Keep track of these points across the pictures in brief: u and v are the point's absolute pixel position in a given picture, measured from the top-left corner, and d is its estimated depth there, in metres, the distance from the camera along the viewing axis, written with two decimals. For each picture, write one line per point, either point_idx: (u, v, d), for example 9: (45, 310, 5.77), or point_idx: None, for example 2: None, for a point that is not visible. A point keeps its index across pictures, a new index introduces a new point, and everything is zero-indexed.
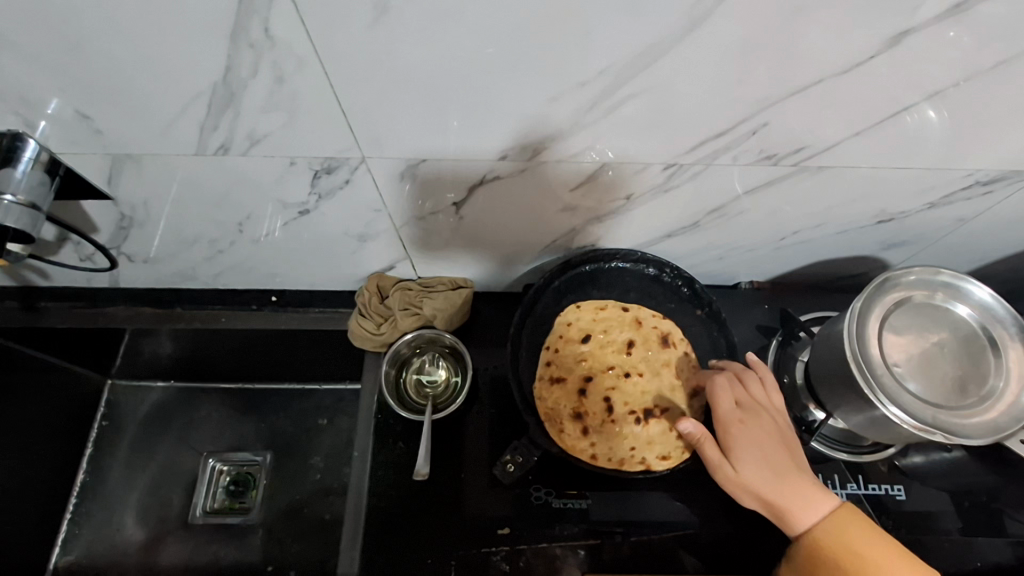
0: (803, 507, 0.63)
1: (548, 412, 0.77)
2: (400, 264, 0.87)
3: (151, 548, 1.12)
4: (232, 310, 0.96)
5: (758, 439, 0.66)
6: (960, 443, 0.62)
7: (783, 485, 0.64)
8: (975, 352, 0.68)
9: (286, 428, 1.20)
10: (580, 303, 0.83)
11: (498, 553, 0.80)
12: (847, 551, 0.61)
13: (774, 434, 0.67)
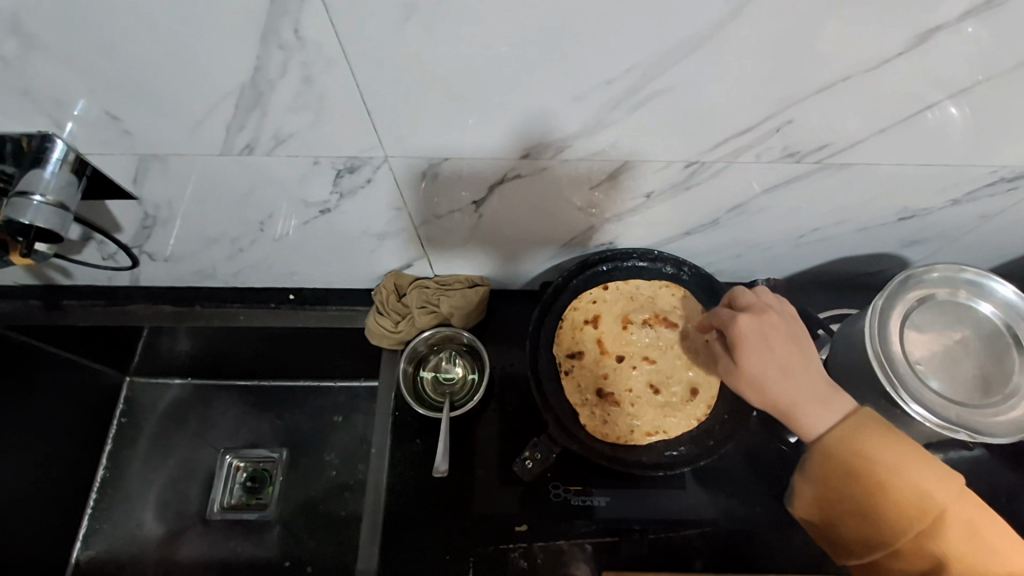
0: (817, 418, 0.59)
1: (562, 349, 0.76)
2: (417, 262, 0.87)
3: (171, 542, 1.13)
4: (251, 308, 0.97)
5: (769, 337, 0.61)
6: (984, 441, 0.62)
7: (810, 411, 0.59)
8: (998, 351, 0.68)
9: (302, 424, 1.21)
10: (641, 284, 0.79)
11: (516, 550, 0.82)
12: (865, 462, 0.56)
13: (788, 338, 0.61)
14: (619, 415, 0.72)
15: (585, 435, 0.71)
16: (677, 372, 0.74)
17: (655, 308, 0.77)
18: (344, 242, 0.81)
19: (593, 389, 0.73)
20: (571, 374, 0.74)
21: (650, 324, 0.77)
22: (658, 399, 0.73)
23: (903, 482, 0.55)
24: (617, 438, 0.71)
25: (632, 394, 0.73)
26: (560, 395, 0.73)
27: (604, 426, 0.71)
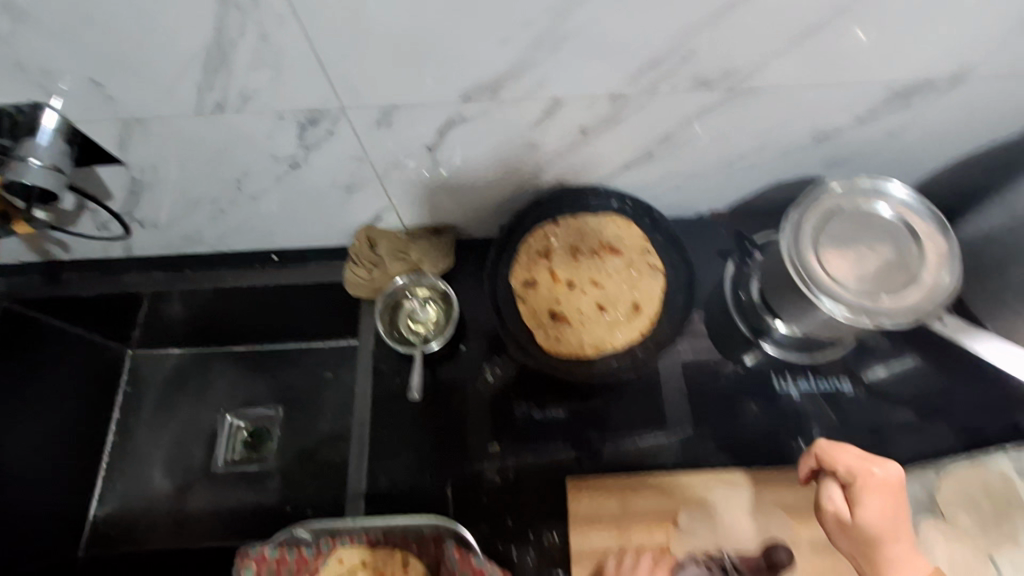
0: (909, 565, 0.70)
1: (519, 279, 0.84)
2: (386, 214, 0.95)
3: (180, 495, 1.23)
4: (236, 270, 1.05)
5: (885, 494, 0.72)
6: (885, 327, 0.69)
7: None
8: (907, 250, 0.74)
9: (295, 383, 1.30)
10: (589, 219, 0.87)
11: (490, 468, 0.91)
12: None
13: (893, 511, 0.71)
14: (570, 334, 0.80)
15: (540, 352, 0.80)
16: (621, 294, 0.82)
17: (601, 239, 0.85)
18: (314, 195, 0.88)
19: (547, 313, 0.81)
20: (527, 301, 0.82)
21: (597, 253, 0.84)
22: (604, 319, 0.81)
23: None
24: (568, 353, 0.79)
25: (581, 315, 0.81)
26: (518, 319, 0.82)
27: (557, 344, 0.80)
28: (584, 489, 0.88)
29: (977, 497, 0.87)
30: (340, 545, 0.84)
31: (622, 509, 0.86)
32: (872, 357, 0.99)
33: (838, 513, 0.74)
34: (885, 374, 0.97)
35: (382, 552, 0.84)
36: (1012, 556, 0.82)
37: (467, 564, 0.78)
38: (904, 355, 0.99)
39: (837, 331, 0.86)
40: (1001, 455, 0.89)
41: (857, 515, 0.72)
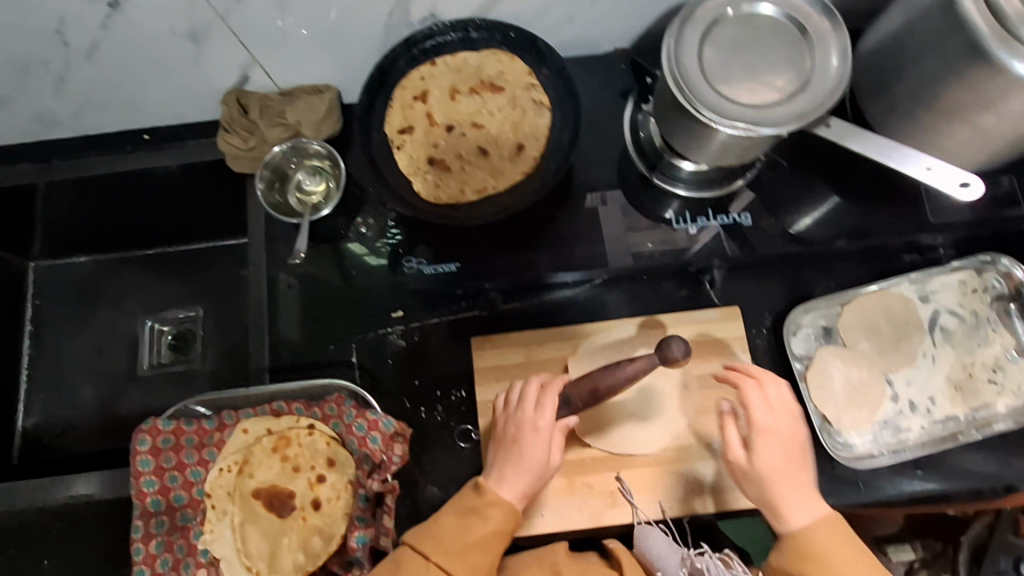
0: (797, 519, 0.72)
1: (395, 125, 0.78)
2: (252, 72, 0.87)
3: (107, 402, 1.20)
4: (107, 155, 0.99)
5: (789, 476, 0.72)
6: (762, 132, 0.65)
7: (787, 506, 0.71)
8: (798, 51, 0.68)
9: (213, 284, 1.24)
10: (468, 55, 0.79)
11: (394, 332, 0.90)
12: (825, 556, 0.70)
13: (795, 444, 0.73)
14: (450, 179, 0.76)
15: (418, 200, 0.75)
16: (504, 134, 0.77)
17: (482, 77, 0.79)
18: (154, 45, 0.79)
19: (424, 158, 0.77)
20: (403, 147, 0.77)
21: (476, 91, 0.79)
22: (484, 161, 0.77)
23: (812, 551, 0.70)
24: (447, 199, 0.75)
25: (461, 161, 0.77)
26: (395, 169, 0.77)
27: (436, 191, 0.75)
28: (488, 342, 0.87)
29: (877, 321, 0.88)
30: (244, 417, 0.84)
31: (527, 358, 0.87)
32: (800, 205, 0.90)
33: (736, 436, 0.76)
34: (811, 223, 0.90)
35: (287, 420, 0.84)
36: (906, 372, 0.87)
37: (363, 418, 0.80)
38: (827, 197, 0.91)
39: (745, 156, 0.76)
40: (902, 278, 0.89)
41: (753, 452, 0.73)
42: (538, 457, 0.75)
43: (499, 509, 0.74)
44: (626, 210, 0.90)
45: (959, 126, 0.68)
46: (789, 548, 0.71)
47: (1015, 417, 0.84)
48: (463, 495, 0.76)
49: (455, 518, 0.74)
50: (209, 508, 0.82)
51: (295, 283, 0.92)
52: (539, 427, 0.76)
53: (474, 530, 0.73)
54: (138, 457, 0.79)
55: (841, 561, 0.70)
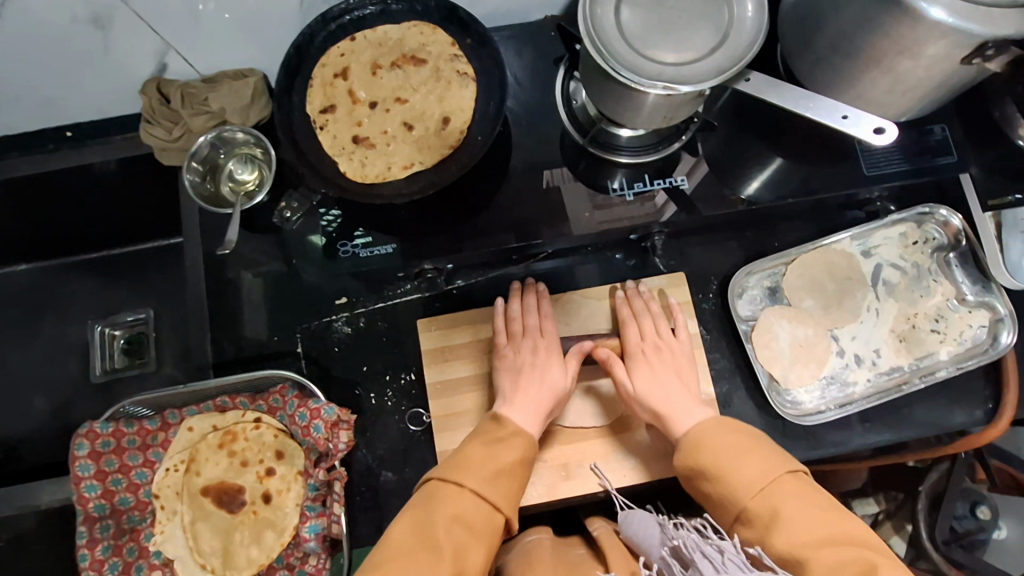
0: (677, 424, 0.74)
1: (319, 106, 0.77)
2: (169, 58, 0.85)
3: (60, 412, 1.16)
4: (29, 155, 0.96)
5: (660, 378, 0.78)
6: (682, 90, 0.64)
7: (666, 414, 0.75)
8: (714, 7, 0.67)
9: (161, 284, 1.20)
10: (388, 29, 0.78)
11: (340, 319, 0.89)
12: (711, 462, 0.67)
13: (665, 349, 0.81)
14: (377, 159, 0.75)
15: (346, 180, 0.75)
16: (429, 107, 0.77)
17: (403, 50, 0.78)
18: (56, 36, 0.77)
19: (350, 140, 0.76)
20: (327, 128, 0.76)
21: (399, 66, 0.78)
22: (411, 137, 0.76)
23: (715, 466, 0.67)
24: (375, 177, 0.75)
25: (387, 139, 0.76)
26: (319, 150, 0.76)
27: (363, 172, 0.75)
28: (435, 324, 0.87)
29: (820, 278, 0.89)
30: (188, 415, 0.83)
31: (476, 336, 0.87)
32: (748, 166, 0.86)
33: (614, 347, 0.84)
34: (758, 185, 0.86)
35: (232, 414, 0.83)
36: (851, 328, 0.88)
37: (305, 407, 0.78)
38: (771, 158, 0.87)
39: (676, 116, 0.74)
40: (844, 234, 0.90)
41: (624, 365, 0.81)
42: (554, 376, 0.78)
43: (521, 438, 0.71)
44: (585, 189, 0.85)
45: (881, 73, 0.68)
46: (682, 449, 0.70)
47: (957, 364, 0.85)
48: (479, 427, 0.74)
49: (478, 445, 0.70)
50: (158, 508, 0.81)
51: (241, 273, 0.90)
52: (543, 352, 0.80)
53: (501, 454, 0.68)
54: (76, 462, 0.76)
55: (728, 456, 0.66)
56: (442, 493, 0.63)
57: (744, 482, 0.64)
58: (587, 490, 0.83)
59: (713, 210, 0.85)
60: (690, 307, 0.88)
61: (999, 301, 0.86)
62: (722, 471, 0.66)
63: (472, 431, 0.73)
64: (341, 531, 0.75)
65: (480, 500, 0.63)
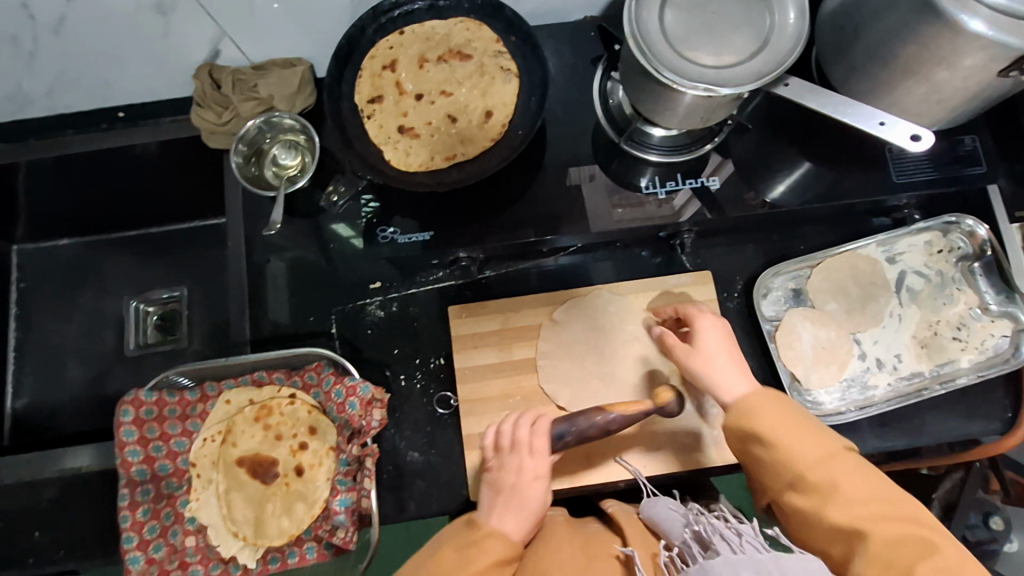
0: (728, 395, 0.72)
1: (367, 96, 0.80)
2: (222, 45, 0.88)
3: (96, 382, 1.20)
4: (82, 133, 1.00)
5: (709, 361, 0.75)
6: (722, 93, 0.66)
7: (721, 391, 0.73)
8: (755, 14, 0.70)
9: (196, 263, 1.24)
10: (436, 24, 0.82)
11: (373, 302, 0.93)
12: (773, 440, 0.67)
13: (727, 338, 0.78)
14: (421, 149, 0.78)
15: (390, 167, 0.77)
16: (472, 101, 0.80)
17: (449, 45, 0.81)
18: (120, 20, 0.81)
19: (397, 130, 0.79)
20: (374, 118, 0.79)
21: (445, 61, 0.81)
22: (455, 130, 0.79)
23: (778, 453, 0.66)
24: (418, 165, 0.78)
25: (432, 131, 0.79)
26: (365, 138, 0.79)
27: (408, 161, 0.78)
28: (466, 311, 0.90)
29: (844, 282, 0.90)
30: (226, 388, 0.86)
31: (504, 324, 0.90)
32: (777, 169, 0.88)
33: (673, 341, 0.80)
34: (783, 189, 0.88)
35: (268, 389, 0.86)
36: (873, 332, 0.89)
37: (341, 384, 0.82)
38: (799, 162, 0.88)
39: (712, 118, 0.76)
40: (869, 240, 0.92)
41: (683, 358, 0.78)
42: (537, 497, 0.73)
43: (497, 539, 0.68)
44: (607, 182, 0.88)
45: (916, 82, 0.70)
46: (730, 415, 0.71)
47: (978, 372, 0.87)
48: (453, 534, 0.70)
49: (451, 551, 0.67)
50: (194, 477, 0.84)
51: (267, 259, 0.94)
52: (528, 470, 0.74)
53: (479, 557, 0.66)
54: (121, 427, 0.79)
55: (784, 419, 0.68)
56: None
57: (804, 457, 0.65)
58: (609, 479, 0.85)
59: (742, 211, 0.87)
60: (715, 305, 0.90)
61: (1021, 311, 0.87)
62: (777, 433, 0.67)
63: (449, 531, 0.71)
64: (371, 505, 0.79)
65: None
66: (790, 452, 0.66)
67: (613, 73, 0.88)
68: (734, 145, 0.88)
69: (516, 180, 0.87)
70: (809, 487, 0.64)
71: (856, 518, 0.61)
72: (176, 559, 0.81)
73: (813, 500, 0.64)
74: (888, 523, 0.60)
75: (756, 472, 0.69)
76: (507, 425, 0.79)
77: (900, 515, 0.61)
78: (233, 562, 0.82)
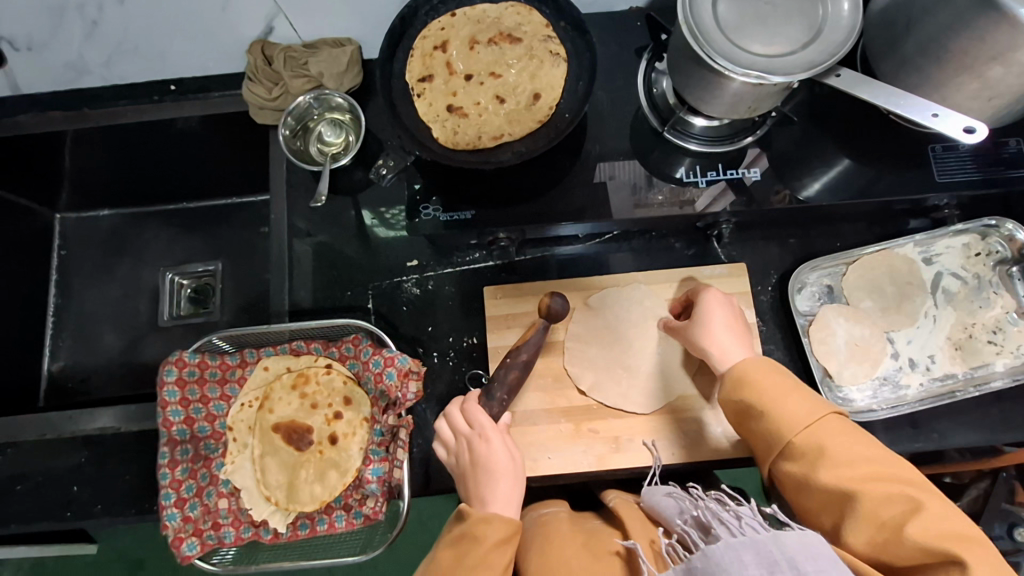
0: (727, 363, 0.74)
1: (418, 75, 0.82)
2: (277, 22, 0.91)
3: (130, 349, 1.22)
4: (134, 103, 1.03)
5: (711, 331, 0.78)
6: (775, 81, 0.67)
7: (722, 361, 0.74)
8: (808, 5, 0.71)
9: (232, 239, 1.26)
10: (487, 8, 0.84)
11: (410, 280, 0.95)
12: (762, 401, 0.68)
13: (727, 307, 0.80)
14: (469, 129, 0.80)
15: (438, 145, 0.79)
16: (521, 83, 0.81)
17: (499, 28, 0.83)
18: None
19: (445, 109, 0.81)
20: (424, 96, 0.81)
21: (495, 42, 0.82)
22: (503, 111, 0.81)
23: (769, 417, 0.67)
24: (465, 144, 0.79)
25: (480, 111, 0.81)
26: (414, 116, 0.81)
27: (457, 139, 0.79)
28: (501, 292, 0.91)
29: (880, 280, 0.90)
30: (265, 355, 0.88)
31: (538, 306, 0.91)
32: (817, 165, 0.89)
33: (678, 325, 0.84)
34: (820, 189, 0.87)
35: (306, 358, 0.88)
36: (907, 331, 0.89)
37: (379, 354, 0.83)
38: (839, 159, 0.89)
39: (759, 107, 0.77)
40: (907, 240, 0.92)
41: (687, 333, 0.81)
42: (500, 456, 0.74)
43: (493, 525, 0.67)
44: (626, 180, 0.88)
45: (968, 78, 0.70)
46: (727, 386, 0.71)
47: (1013, 376, 0.86)
48: (451, 529, 0.70)
49: (450, 548, 0.67)
50: (230, 440, 0.87)
51: (292, 242, 0.97)
52: (481, 429, 0.76)
53: (470, 553, 0.66)
54: (165, 387, 0.81)
55: (773, 384, 0.68)
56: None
57: (792, 417, 0.66)
58: (638, 463, 0.85)
59: (782, 203, 0.87)
60: (749, 298, 0.90)
61: None
62: (767, 399, 0.67)
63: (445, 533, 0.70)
64: (402, 476, 0.79)
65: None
66: (779, 417, 0.66)
67: (657, 63, 0.89)
68: (775, 140, 0.89)
69: (560, 161, 0.88)
70: (800, 453, 0.65)
71: (845, 478, 0.61)
72: (209, 519, 0.83)
73: (805, 465, 0.64)
74: (879, 482, 0.61)
75: (751, 440, 0.70)
76: (457, 411, 0.79)
77: (893, 477, 0.61)
78: (265, 526, 0.84)
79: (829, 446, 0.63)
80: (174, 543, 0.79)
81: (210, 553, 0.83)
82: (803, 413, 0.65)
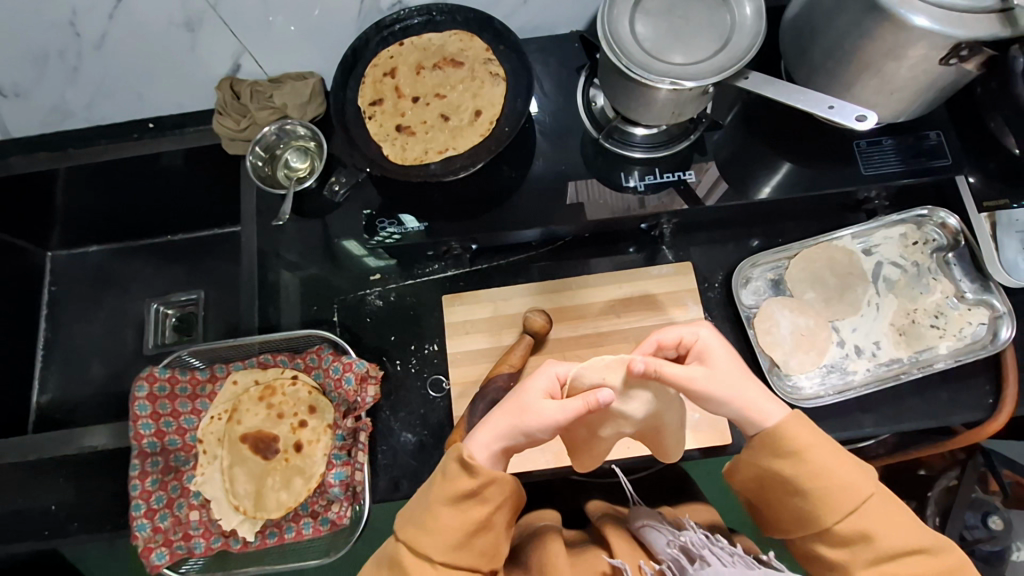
0: (763, 414, 0.62)
1: (370, 101, 0.89)
2: (243, 60, 0.99)
3: (115, 377, 1.26)
4: (116, 141, 1.10)
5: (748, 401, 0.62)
6: (686, 86, 0.73)
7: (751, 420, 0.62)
8: (717, 14, 0.77)
9: (213, 267, 1.30)
10: (432, 36, 0.92)
11: (373, 293, 0.99)
12: (813, 474, 0.61)
13: (809, 427, 0.62)
14: (420, 148, 0.86)
15: (388, 161, 0.86)
16: (464, 102, 0.88)
17: (444, 54, 0.91)
18: (153, 36, 0.92)
19: (397, 131, 0.87)
20: (375, 118, 0.88)
21: (439, 68, 0.90)
22: (448, 130, 0.87)
23: (821, 497, 0.61)
24: (414, 158, 0.86)
25: (427, 131, 0.88)
26: (366, 136, 0.88)
27: (408, 157, 0.86)
28: (458, 299, 0.95)
29: (821, 273, 0.94)
30: (234, 369, 0.93)
31: (494, 312, 0.94)
32: (755, 164, 0.93)
33: (415, 527, 0.63)
34: (754, 187, 0.92)
35: (273, 370, 0.93)
36: (852, 320, 0.92)
37: (338, 361, 0.89)
38: (779, 162, 0.93)
39: (684, 112, 0.83)
40: (845, 232, 0.96)
41: (435, 544, 0.62)
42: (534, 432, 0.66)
43: (498, 485, 0.63)
44: (582, 194, 0.92)
45: (869, 75, 0.76)
46: (763, 447, 0.63)
47: (956, 358, 0.88)
48: (451, 478, 0.63)
49: (447, 506, 0.63)
50: (200, 452, 0.91)
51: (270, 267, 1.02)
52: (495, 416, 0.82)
53: (472, 514, 0.62)
54: (136, 402, 0.86)
55: (823, 458, 0.61)
56: (406, 563, 0.62)
57: (839, 492, 0.60)
58: (596, 459, 0.89)
59: (720, 202, 0.92)
60: (696, 294, 0.94)
61: (997, 299, 0.89)
62: (816, 477, 0.61)
63: (441, 486, 0.63)
64: (363, 479, 0.83)
65: (453, 570, 0.62)
66: (827, 498, 0.61)
67: (595, 79, 0.96)
68: (713, 145, 0.94)
69: (508, 172, 0.93)
70: (841, 539, 0.61)
71: (887, 569, 0.60)
72: (180, 530, 0.86)
73: (846, 552, 0.61)
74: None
75: (779, 512, 0.64)
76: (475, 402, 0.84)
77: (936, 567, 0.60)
78: (234, 536, 0.87)
79: (873, 533, 0.60)
80: (144, 553, 0.82)
81: (179, 563, 0.84)
82: (859, 487, 0.61)
